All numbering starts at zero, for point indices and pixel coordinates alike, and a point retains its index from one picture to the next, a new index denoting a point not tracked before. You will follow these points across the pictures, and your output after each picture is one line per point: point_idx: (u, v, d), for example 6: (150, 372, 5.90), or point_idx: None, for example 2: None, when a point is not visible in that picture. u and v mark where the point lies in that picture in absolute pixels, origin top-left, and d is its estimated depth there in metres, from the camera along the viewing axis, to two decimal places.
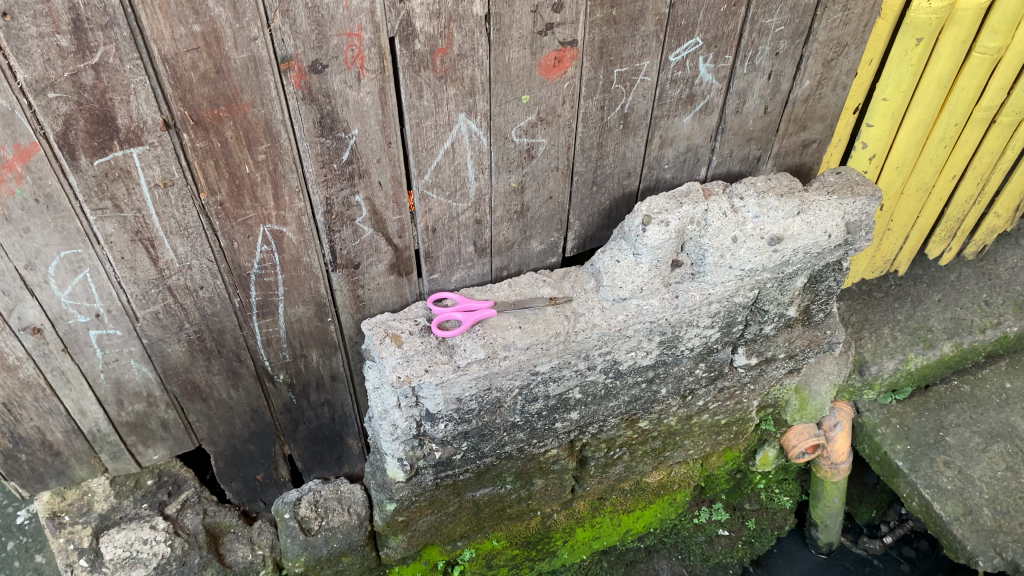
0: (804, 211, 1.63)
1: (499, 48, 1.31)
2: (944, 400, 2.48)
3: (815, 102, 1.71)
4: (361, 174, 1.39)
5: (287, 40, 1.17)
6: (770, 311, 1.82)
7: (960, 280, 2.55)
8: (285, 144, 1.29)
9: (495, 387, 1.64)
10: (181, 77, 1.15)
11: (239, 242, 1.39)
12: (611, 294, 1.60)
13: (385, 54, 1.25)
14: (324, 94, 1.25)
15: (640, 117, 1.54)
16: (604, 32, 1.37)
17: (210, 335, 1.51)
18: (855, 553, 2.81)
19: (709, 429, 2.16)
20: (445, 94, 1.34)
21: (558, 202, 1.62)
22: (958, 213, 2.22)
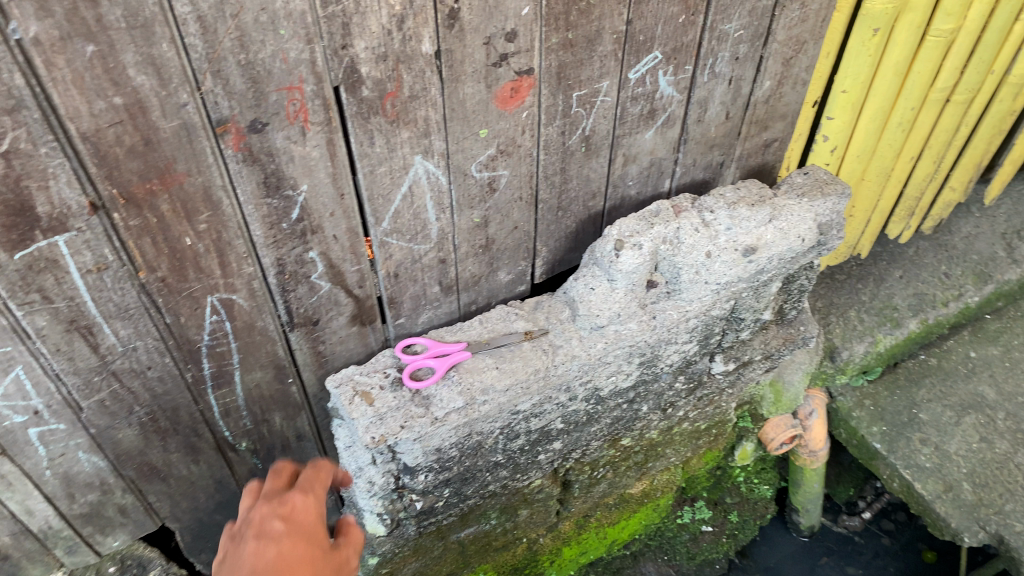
0: (775, 217, 1.57)
1: (452, 85, 1.22)
2: (914, 376, 2.48)
3: (776, 101, 1.65)
4: (313, 231, 1.28)
5: (221, 102, 1.05)
6: (746, 318, 1.76)
7: (918, 254, 2.54)
8: (228, 211, 1.17)
9: (475, 431, 1.55)
10: (106, 154, 1.02)
11: (186, 316, 1.27)
12: (588, 322, 1.51)
13: (330, 104, 1.14)
14: (266, 153, 1.14)
15: (602, 138, 1.46)
16: (561, 56, 1.28)
17: (163, 415, 1.39)
18: (836, 532, 2.81)
19: (689, 435, 2.12)
20: (398, 137, 1.24)
21: (523, 231, 1.53)
22: (916, 192, 2.20)
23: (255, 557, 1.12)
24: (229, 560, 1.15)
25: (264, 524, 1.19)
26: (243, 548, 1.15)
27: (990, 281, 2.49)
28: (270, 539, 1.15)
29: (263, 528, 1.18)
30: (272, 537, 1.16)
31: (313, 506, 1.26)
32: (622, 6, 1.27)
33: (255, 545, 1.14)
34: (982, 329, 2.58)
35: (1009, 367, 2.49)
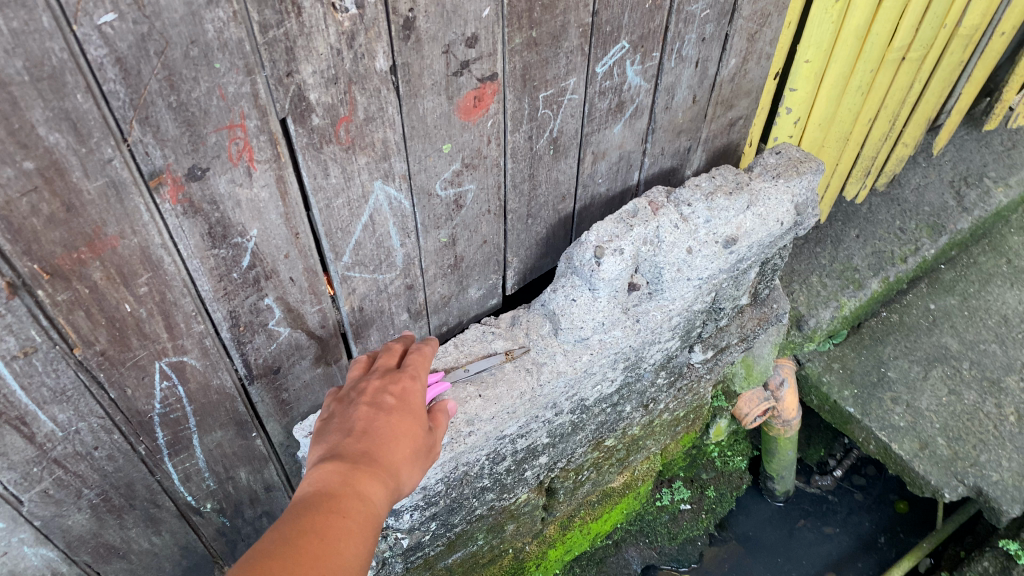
0: (753, 203, 1.49)
1: (410, 101, 1.09)
2: (878, 334, 2.48)
3: (741, 79, 1.56)
4: (267, 277, 1.14)
5: (152, 152, 0.90)
6: (726, 307, 1.68)
7: (872, 212, 2.52)
8: (170, 269, 1.03)
9: (462, 462, 1.44)
10: (21, 227, 0.86)
11: (133, 387, 1.12)
12: (571, 336, 1.41)
13: (278, 138, 0.99)
14: (209, 201, 0.99)
15: (570, 138, 1.35)
16: (525, 57, 1.16)
17: (116, 493, 1.24)
18: (810, 493, 2.82)
19: (669, 424, 2.05)
20: (354, 164, 1.10)
21: (493, 243, 1.41)
22: (872, 151, 2.16)
23: (365, 419, 1.09)
24: (337, 416, 1.12)
25: (377, 391, 1.14)
26: (353, 405, 1.11)
27: (944, 232, 2.48)
28: (380, 404, 1.11)
29: (373, 393, 1.14)
30: (382, 406, 1.12)
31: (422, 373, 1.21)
32: None
33: (365, 408, 1.11)
34: (938, 280, 2.58)
35: (967, 317, 2.51)
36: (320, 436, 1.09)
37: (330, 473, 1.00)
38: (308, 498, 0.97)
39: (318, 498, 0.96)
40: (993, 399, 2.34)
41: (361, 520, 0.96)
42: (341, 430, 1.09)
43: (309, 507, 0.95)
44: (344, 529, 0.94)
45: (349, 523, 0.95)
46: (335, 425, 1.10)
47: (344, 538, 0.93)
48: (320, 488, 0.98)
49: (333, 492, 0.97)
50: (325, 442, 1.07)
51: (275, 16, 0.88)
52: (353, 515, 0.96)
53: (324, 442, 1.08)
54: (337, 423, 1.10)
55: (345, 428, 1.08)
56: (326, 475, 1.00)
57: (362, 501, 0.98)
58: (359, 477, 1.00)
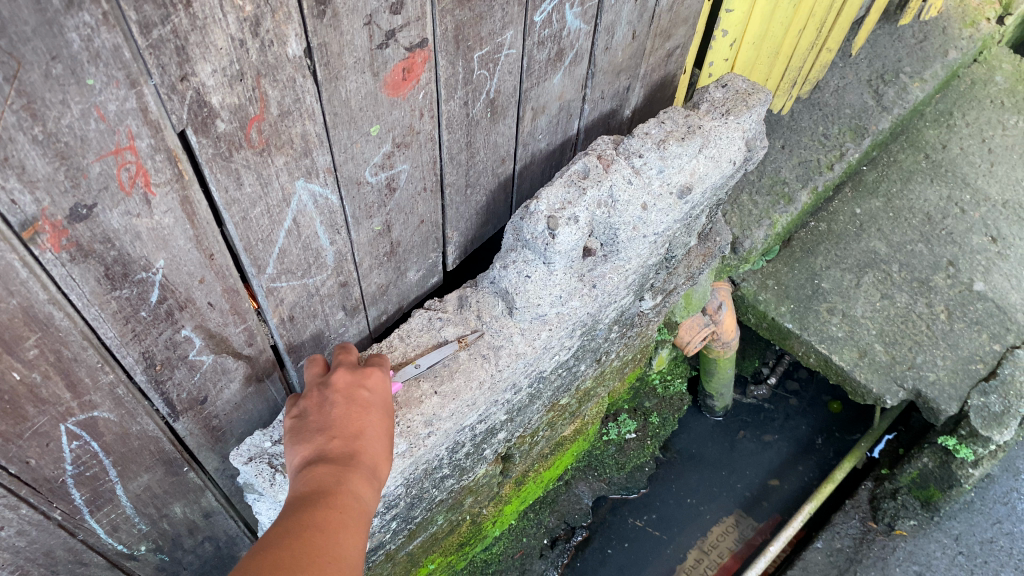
0: (705, 146, 1.37)
1: (331, 86, 0.90)
2: (809, 246, 2.44)
3: (680, 6, 1.41)
4: (182, 307, 0.95)
5: (22, 199, 0.71)
6: (677, 254, 1.58)
7: (794, 120, 2.45)
8: (63, 323, 0.84)
9: (421, 462, 1.32)
10: None
11: (37, 457, 0.94)
12: (528, 314, 1.30)
13: (177, 155, 0.81)
14: (103, 240, 0.80)
15: (508, 97, 1.19)
16: (457, 16, 0.99)
17: (34, 563, 1.08)
18: (747, 404, 2.78)
19: (617, 368, 1.97)
20: (271, 167, 0.92)
21: (431, 222, 1.26)
22: (799, 62, 2.06)
23: (344, 418, 1.03)
24: (310, 412, 1.05)
25: (351, 386, 1.08)
26: (327, 402, 1.05)
27: (866, 135, 2.44)
28: (356, 399, 1.05)
29: (345, 388, 1.07)
30: (357, 401, 1.06)
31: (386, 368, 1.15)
32: None
33: (341, 403, 1.05)
34: (862, 182, 2.57)
35: (891, 218, 2.50)
36: (296, 436, 1.02)
37: (318, 476, 0.95)
38: (299, 501, 0.91)
39: (310, 501, 0.91)
40: (923, 299, 2.35)
41: (355, 520, 0.92)
42: (320, 429, 1.02)
43: (303, 508, 0.89)
44: (343, 531, 0.89)
45: (345, 525, 0.90)
46: (311, 424, 1.03)
47: (344, 539, 0.88)
48: (311, 489, 0.93)
49: (325, 495, 0.92)
50: (304, 445, 1.01)
51: (158, 11, 0.69)
52: (348, 517, 0.91)
53: (302, 445, 1.01)
54: (314, 422, 1.03)
55: (322, 429, 1.02)
56: (316, 477, 0.95)
57: (353, 502, 0.93)
58: (347, 478, 0.96)
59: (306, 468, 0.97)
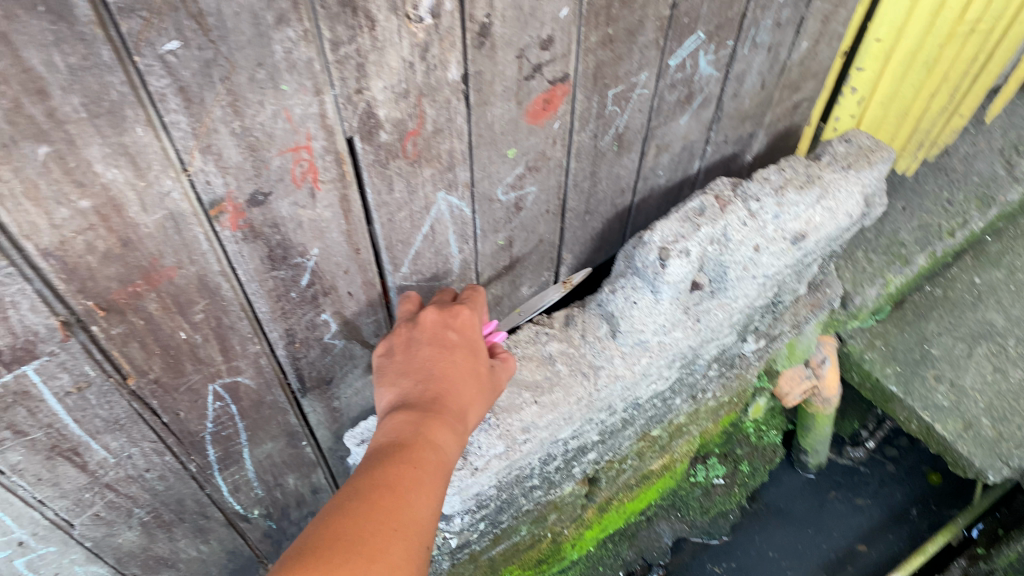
0: (824, 196, 1.41)
1: (480, 109, 1.00)
2: (922, 310, 2.41)
3: (811, 61, 1.46)
4: (325, 293, 1.07)
5: (214, 180, 0.83)
6: (785, 300, 1.61)
7: (919, 182, 2.43)
8: (228, 294, 0.96)
9: (515, 467, 1.40)
10: (76, 266, 0.80)
11: (186, 410, 1.06)
12: (632, 339, 1.37)
13: (344, 157, 0.92)
14: (271, 225, 0.92)
15: (636, 132, 1.26)
16: (599, 55, 1.07)
17: (167, 509, 1.20)
18: (842, 465, 2.73)
19: (712, 409, 1.99)
20: (419, 177, 1.02)
21: (549, 242, 1.34)
22: (929, 124, 2.06)
23: (430, 363, 1.08)
24: (400, 352, 1.10)
25: (439, 326, 1.12)
26: (414, 343, 1.10)
27: (993, 205, 2.40)
28: (443, 341, 1.10)
29: (431, 328, 1.11)
30: (445, 344, 1.10)
31: (479, 310, 1.19)
32: None
33: (429, 347, 1.10)
34: (984, 253, 2.52)
35: (1013, 291, 2.44)
36: (384, 378, 1.09)
37: (398, 423, 1.00)
38: (387, 445, 0.97)
39: (398, 445, 0.97)
40: None
41: (439, 463, 0.98)
42: (409, 372, 1.08)
43: (390, 453, 0.95)
44: (425, 473, 0.95)
45: (420, 473, 0.94)
46: (400, 365, 1.09)
47: (419, 485, 0.93)
48: (399, 432, 0.99)
49: (400, 444, 0.97)
50: (392, 387, 1.07)
51: (348, 32, 0.80)
52: (423, 464, 0.96)
53: (391, 386, 1.07)
54: (402, 363, 1.09)
55: (408, 373, 1.08)
56: (402, 420, 1.00)
57: (430, 450, 0.98)
58: (425, 425, 1.00)
59: (392, 411, 1.03)
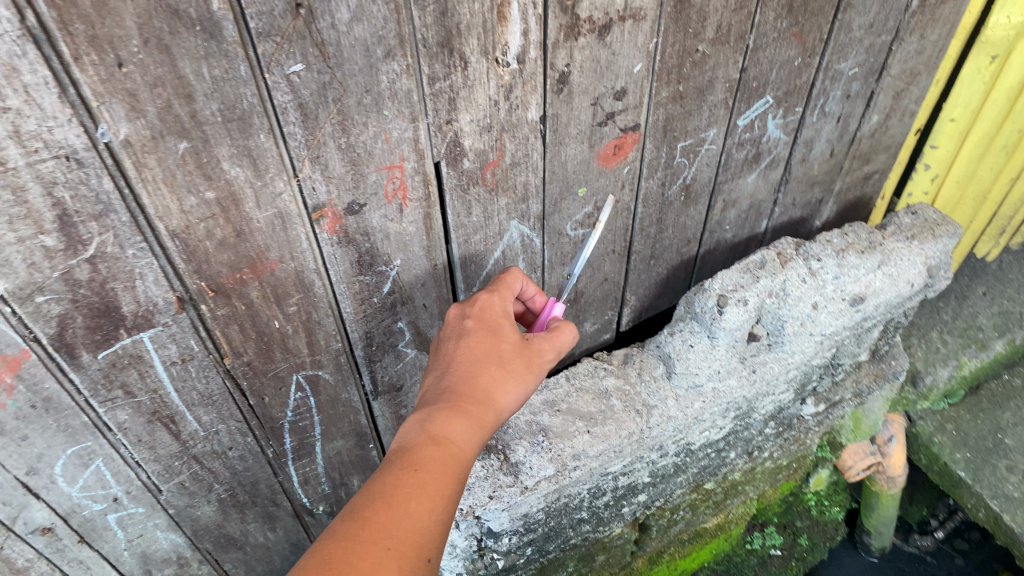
0: (885, 262, 1.46)
1: (555, 148, 1.12)
2: (998, 399, 2.38)
3: (881, 135, 1.53)
4: (403, 302, 1.18)
5: (318, 187, 0.96)
6: (845, 364, 1.65)
7: (1001, 270, 2.43)
8: (319, 292, 1.09)
9: (563, 494, 1.46)
10: (196, 249, 0.94)
11: (270, 396, 1.19)
12: (686, 381, 1.43)
13: (430, 179, 1.04)
14: (362, 233, 1.05)
15: (703, 186, 1.36)
16: (669, 109, 1.18)
17: (242, 490, 1.32)
18: (907, 553, 2.60)
19: (770, 471, 2.00)
20: (496, 205, 1.14)
21: (614, 281, 1.44)
22: (1010, 211, 2.07)
23: (450, 355, 1.05)
24: (430, 355, 1.09)
25: (461, 318, 1.09)
26: (438, 343, 1.08)
27: None
28: (460, 331, 1.07)
29: (452, 323, 1.09)
30: (462, 334, 1.07)
31: (513, 291, 1.14)
32: (738, 54, 1.16)
33: (450, 341, 1.07)
34: None
35: None
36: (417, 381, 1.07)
37: (409, 422, 0.97)
38: (397, 445, 0.94)
39: (404, 443, 0.94)
40: None
41: (448, 455, 0.93)
42: (433, 369, 1.05)
43: (395, 453, 0.92)
44: (429, 468, 0.90)
45: (427, 470, 0.90)
46: (430, 366, 1.07)
47: (419, 483, 0.88)
48: (408, 431, 0.95)
49: (405, 443, 0.93)
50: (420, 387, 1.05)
51: (444, 69, 0.93)
52: (430, 459, 0.92)
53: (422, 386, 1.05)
54: (430, 364, 1.07)
55: (431, 370, 1.05)
56: (415, 416, 0.97)
57: (441, 444, 0.94)
58: (436, 418, 0.96)
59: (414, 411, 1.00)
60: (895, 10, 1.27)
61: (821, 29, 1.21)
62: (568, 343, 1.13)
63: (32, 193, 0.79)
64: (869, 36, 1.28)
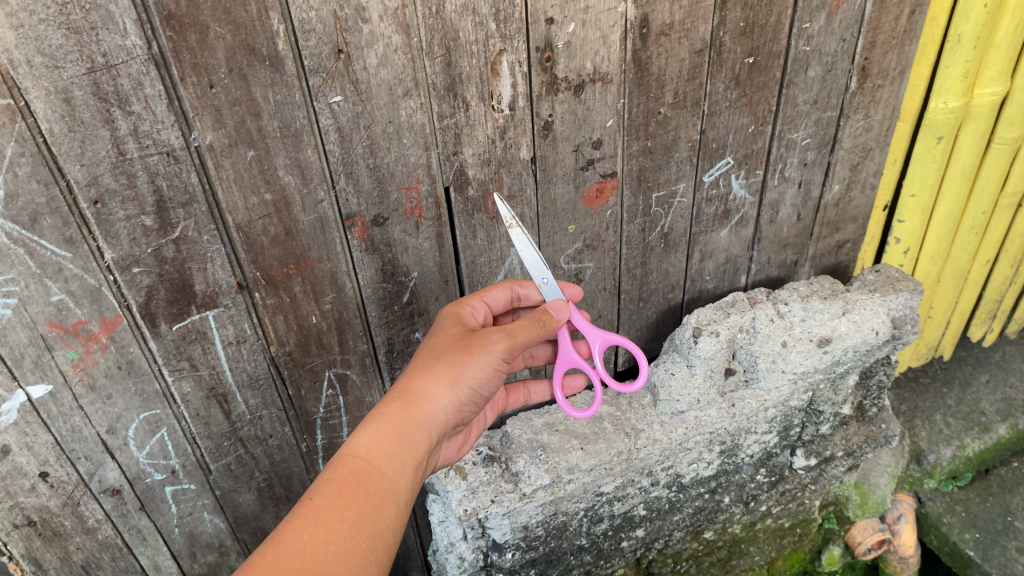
0: (849, 310, 1.66)
1: (545, 186, 1.38)
2: (1008, 483, 2.32)
3: (846, 204, 1.76)
4: (419, 313, 1.45)
5: (350, 199, 1.24)
6: (825, 412, 1.83)
7: (1006, 360, 2.51)
8: (349, 293, 1.35)
9: (561, 509, 1.63)
10: (254, 242, 1.22)
11: (306, 388, 1.44)
12: (669, 407, 1.64)
13: (441, 202, 1.32)
14: (385, 244, 1.32)
15: (680, 235, 1.60)
16: (641, 161, 1.44)
17: (279, 481, 1.57)
18: None
19: (773, 533, 2.11)
20: (497, 232, 1.40)
21: (607, 319, 1.67)
22: (997, 293, 2.30)
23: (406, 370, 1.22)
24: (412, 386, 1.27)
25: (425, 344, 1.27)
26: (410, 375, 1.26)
27: None
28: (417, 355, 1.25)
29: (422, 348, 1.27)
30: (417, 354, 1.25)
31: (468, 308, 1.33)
32: (696, 118, 1.43)
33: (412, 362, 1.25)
34: None
35: None
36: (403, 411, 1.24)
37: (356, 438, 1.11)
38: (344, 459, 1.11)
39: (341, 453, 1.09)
40: None
41: (352, 459, 1.06)
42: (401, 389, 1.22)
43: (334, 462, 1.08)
44: (336, 479, 1.03)
45: (326, 501, 1.00)
46: None
47: (323, 508, 0.99)
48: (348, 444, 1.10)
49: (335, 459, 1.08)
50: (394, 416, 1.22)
51: (450, 109, 1.22)
52: (331, 488, 1.02)
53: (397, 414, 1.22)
54: None
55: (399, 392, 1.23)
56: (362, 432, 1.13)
57: (346, 470, 1.05)
58: (351, 444, 1.09)
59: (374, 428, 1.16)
60: (836, 88, 1.53)
61: (769, 101, 1.48)
62: (520, 329, 1.22)
63: (140, 180, 1.09)
64: (815, 111, 1.55)
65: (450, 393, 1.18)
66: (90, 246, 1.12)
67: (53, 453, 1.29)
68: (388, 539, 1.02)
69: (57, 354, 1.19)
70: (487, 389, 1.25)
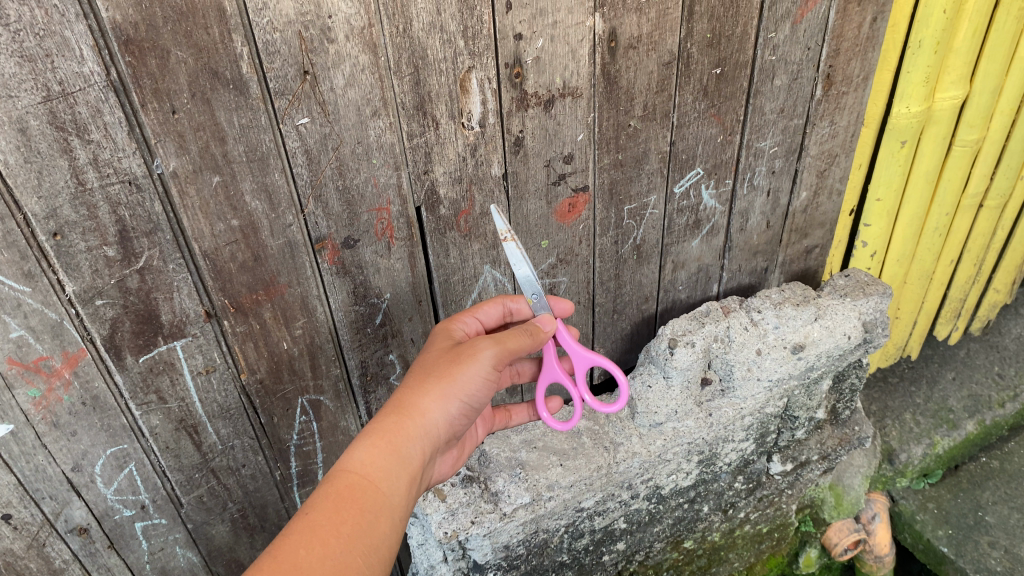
0: (821, 315, 1.66)
1: (517, 203, 1.37)
2: (977, 478, 2.35)
3: (814, 210, 1.77)
4: (393, 335, 1.42)
5: (320, 222, 1.21)
6: (800, 416, 1.84)
7: (970, 357, 2.55)
8: (320, 318, 1.32)
9: (542, 526, 1.61)
10: (221, 269, 1.18)
11: (279, 416, 1.41)
12: (647, 419, 1.62)
13: (413, 222, 1.30)
14: (357, 266, 1.29)
15: (652, 246, 1.60)
16: (612, 174, 1.43)
17: (252, 511, 1.53)
18: None
19: (752, 538, 2.11)
20: (470, 249, 1.38)
21: (581, 332, 1.66)
22: (960, 292, 2.34)
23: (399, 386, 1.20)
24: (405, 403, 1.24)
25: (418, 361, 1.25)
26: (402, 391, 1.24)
27: None
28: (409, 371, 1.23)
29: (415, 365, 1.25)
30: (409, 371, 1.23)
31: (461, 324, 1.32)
32: (665, 130, 1.43)
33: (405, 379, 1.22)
34: None
35: None
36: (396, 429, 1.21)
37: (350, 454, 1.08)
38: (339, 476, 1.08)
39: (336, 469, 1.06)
40: None
41: (348, 473, 1.03)
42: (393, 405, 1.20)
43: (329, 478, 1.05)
44: (333, 492, 1.00)
45: (322, 515, 0.97)
46: None
47: (320, 522, 0.96)
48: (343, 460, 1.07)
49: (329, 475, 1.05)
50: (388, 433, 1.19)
51: (420, 128, 1.20)
52: (327, 502, 0.99)
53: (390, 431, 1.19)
54: None
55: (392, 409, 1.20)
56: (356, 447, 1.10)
57: (342, 485, 1.02)
58: (346, 459, 1.06)
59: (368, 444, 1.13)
60: (802, 96, 1.53)
61: (737, 111, 1.48)
62: (508, 338, 1.20)
63: (102, 210, 1.05)
64: (782, 119, 1.55)
65: (443, 406, 1.16)
66: (50, 279, 1.07)
67: (16, 494, 1.24)
68: (383, 554, 1.00)
69: (18, 392, 1.14)
70: (479, 402, 1.23)
